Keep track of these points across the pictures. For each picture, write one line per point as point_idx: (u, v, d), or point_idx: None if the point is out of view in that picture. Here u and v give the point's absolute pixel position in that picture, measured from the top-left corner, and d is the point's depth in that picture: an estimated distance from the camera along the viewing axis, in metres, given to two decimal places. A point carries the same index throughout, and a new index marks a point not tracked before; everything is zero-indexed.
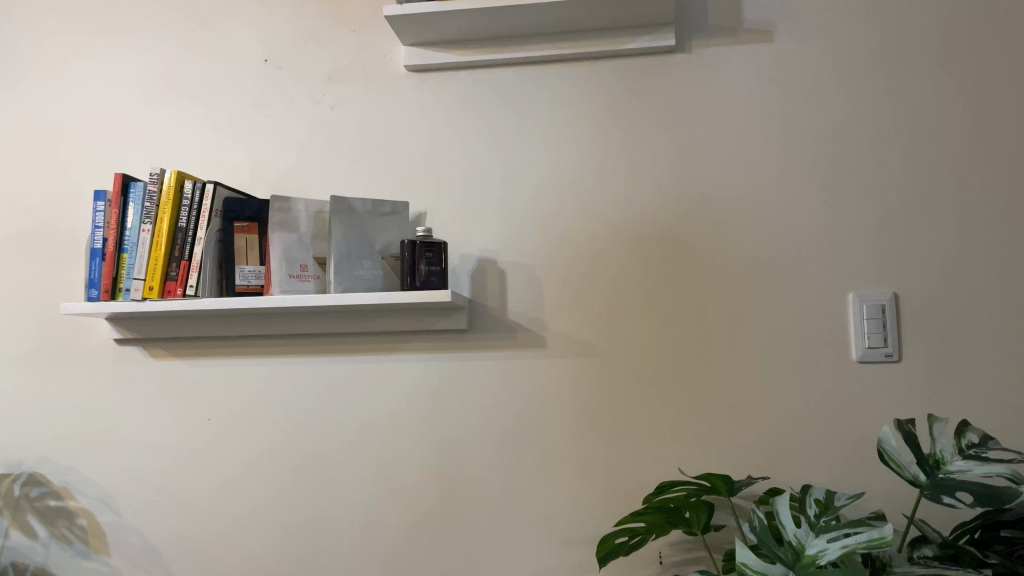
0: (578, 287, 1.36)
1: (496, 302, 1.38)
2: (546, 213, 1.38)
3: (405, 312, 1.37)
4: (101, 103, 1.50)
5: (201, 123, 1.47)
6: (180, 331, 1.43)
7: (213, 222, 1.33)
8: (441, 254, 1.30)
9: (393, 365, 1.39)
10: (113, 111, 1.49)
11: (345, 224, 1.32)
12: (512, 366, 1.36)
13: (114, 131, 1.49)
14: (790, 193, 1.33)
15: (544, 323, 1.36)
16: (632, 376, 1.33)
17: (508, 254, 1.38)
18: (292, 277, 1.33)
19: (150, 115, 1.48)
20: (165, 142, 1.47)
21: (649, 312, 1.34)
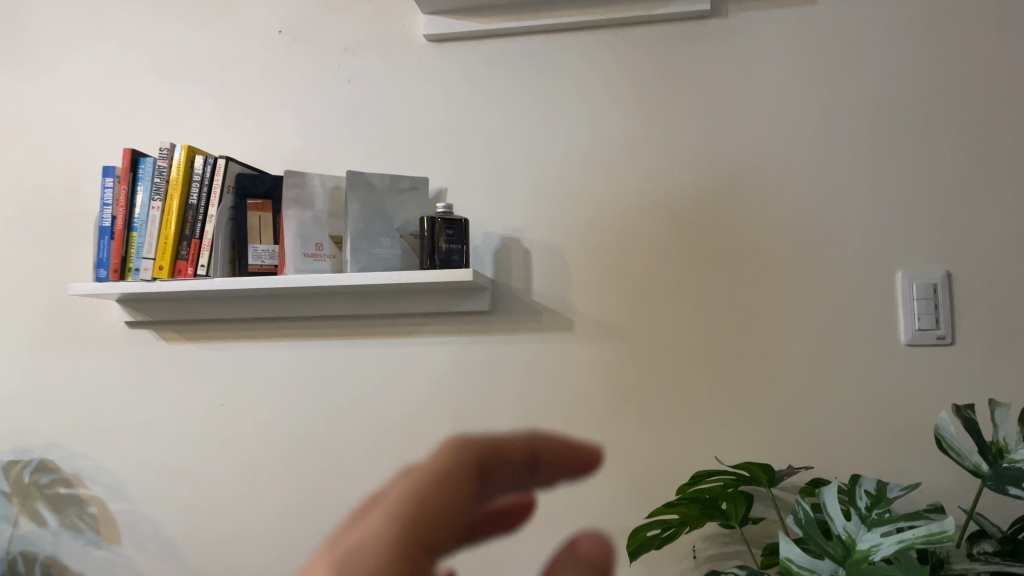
0: (606, 266, 1.29)
1: (520, 283, 1.31)
2: (573, 189, 1.31)
3: (425, 293, 1.31)
4: (112, 78, 1.45)
5: (213, 98, 1.42)
6: (194, 313, 1.38)
7: (225, 199, 1.27)
8: (462, 232, 1.23)
9: (413, 349, 1.33)
10: (123, 86, 1.44)
11: (362, 200, 1.25)
12: (537, 350, 1.29)
13: (125, 107, 1.44)
14: (833, 165, 1.25)
15: (571, 305, 1.29)
16: (663, 359, 1.26)
17: (533, 232, 1.32)
18: (307, 256, 1.27)
19: (161, 90, 1.43)
20: (176, 117, 1.42)
21: (681, 293, 1.27)
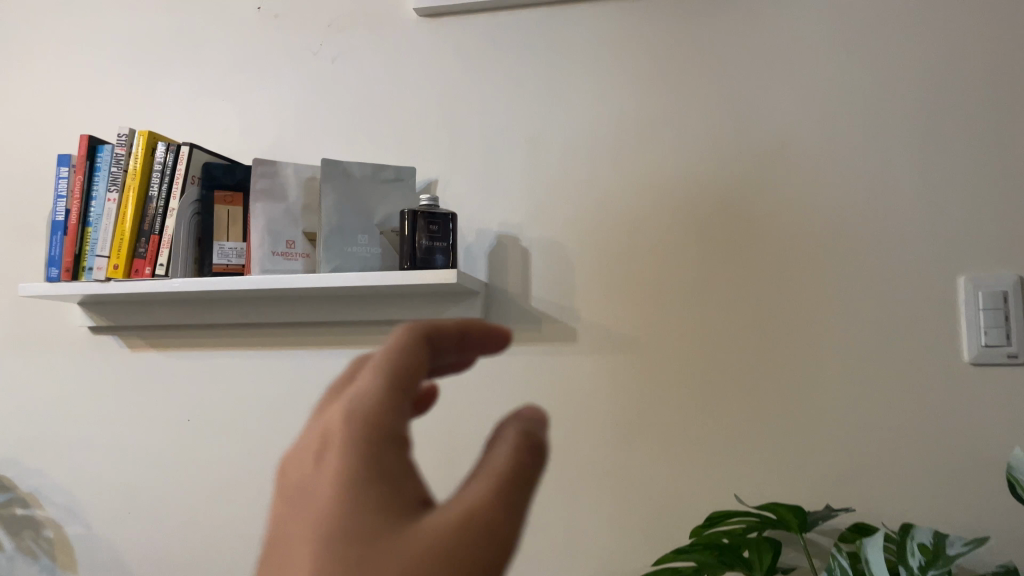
0: (615, 268, 1.13)
1: (517, 287, 1.15)
2: (578, 181, 1.16)
3: (408, 298, 1.16)
4: (81, 62, 1.33)
5: (186, 81, 1.29)
6: (159, 318, 1.25)
7: (188, 190, 1.14)
8: (448, 227, 1.08)
9: None
10: (93, 70, 1.33)
11: (338, 191, 1.11)
12: (535, 365, 1.13)
13: (93, 93, 1.32)
14: (880, 152, 1.07)
15: (575, 314, 1.13)
16: (679, 375, 1.09)
17: (533, 229, 1.16)
18: (276, 254, 1.13)
19: (133, 74, 1.32)
20: (148, 103, 1.30)
21: (701, 299, 1.09)
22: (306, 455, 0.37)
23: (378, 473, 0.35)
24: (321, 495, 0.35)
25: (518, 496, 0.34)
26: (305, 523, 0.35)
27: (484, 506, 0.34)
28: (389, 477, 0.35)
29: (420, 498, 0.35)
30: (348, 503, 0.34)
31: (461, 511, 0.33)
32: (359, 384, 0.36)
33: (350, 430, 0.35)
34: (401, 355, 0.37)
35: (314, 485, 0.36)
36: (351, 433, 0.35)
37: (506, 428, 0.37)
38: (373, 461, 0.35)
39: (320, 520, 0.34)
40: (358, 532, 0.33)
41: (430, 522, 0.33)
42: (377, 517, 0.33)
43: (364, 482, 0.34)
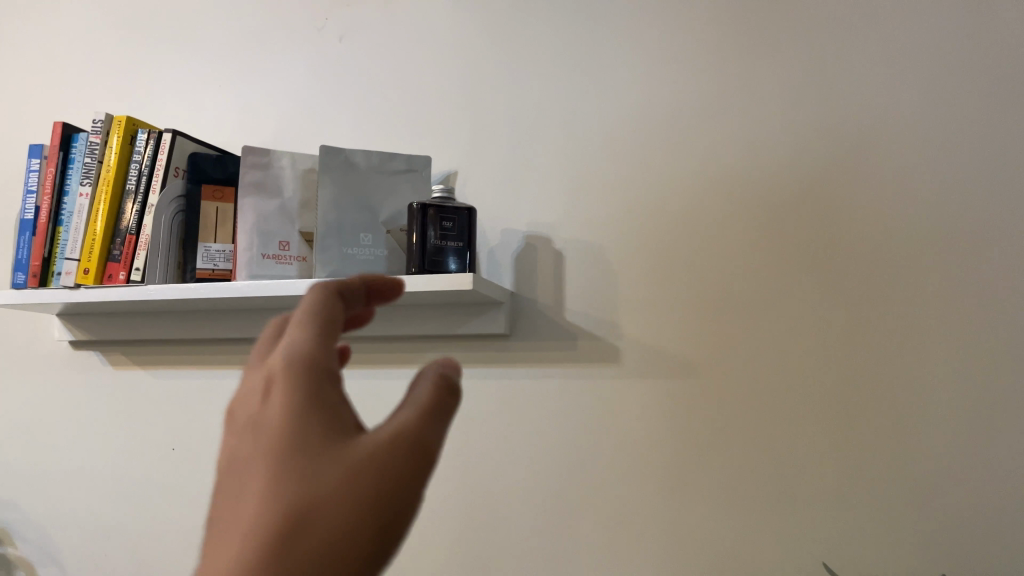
0: (666, 275, 0.94)
1: (548, 297, 0.97)
2: (622, 171, 0.97)
3: (420, 310, 0.98)
4: (75, 50, 1.21)
5: (184, 67, 1.16)
6: (142, 332, 1.10)
7: (170, 184, 0.99)
8: (465, 224, 0.90)
9: (406, 383, 1.00)
10: (88, 59, 1.21)
11: (338, 183, 0.95)
12: (570, 391, 0.94)
13: (88, 83, 1.20)
14: (998, 128, 0.86)
15: (618, 330, 0.94)
16: (742, 403, 0.89)
17: (567, 229, 0.98)
18: (266, 257, 0.96)
19: (129, 62, 1.19)
20: (144, 93, 1.17)
21: (771, 311, 0.90)
22: (243, 399, 0.35)
23: (318, 408, 0.34)
24: (263, 430, 0.33)
25: (441, 432, 0.35)
26: (246, 458, 0.33)
27: (416, 440, 0.34)
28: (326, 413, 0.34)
29: (355, 428, 0.35)
30: (292, 437, 0.33)
31: (391, 439, 0.33)
32: (296, 326, 0.35)
33: (291, 367, 0.34)
34: (330, 304, 0.37)
35: (254, 423, 0.34)
36: (293, 372, 0.34)
37: (426, 372, 0.37)
38: (315, 395, 0.34)
39: (268, 448, 0.33)
40: (305, 457, 0.32)
41: (367, 449, 0.33)
42: (323, 443, 0.33)
43: (308, 416, 0.33)
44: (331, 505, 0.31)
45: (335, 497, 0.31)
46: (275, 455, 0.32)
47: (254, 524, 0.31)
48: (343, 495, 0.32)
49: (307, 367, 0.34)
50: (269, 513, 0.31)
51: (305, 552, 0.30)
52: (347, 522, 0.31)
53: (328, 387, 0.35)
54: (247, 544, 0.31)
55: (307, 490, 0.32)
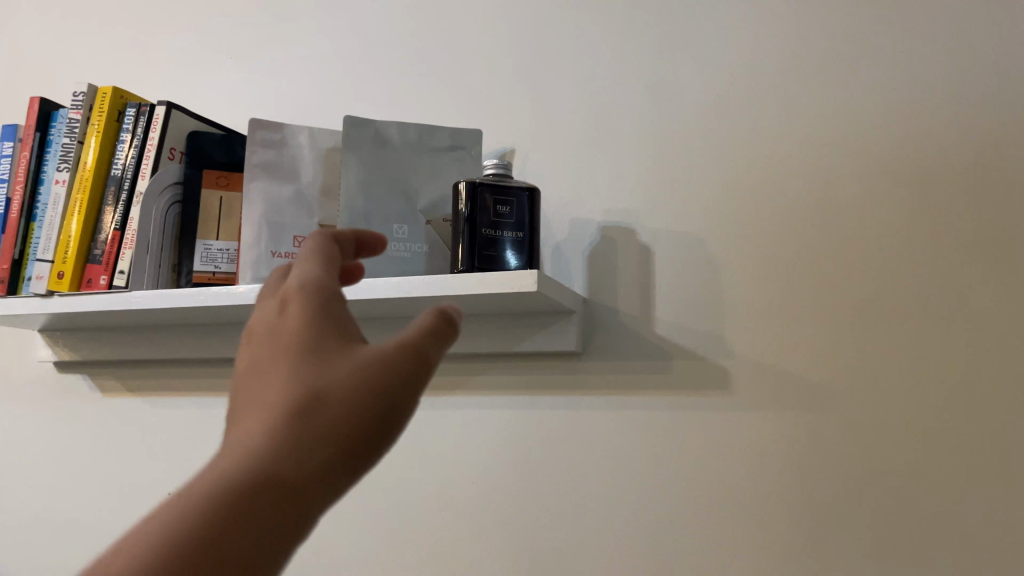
0: (788, 274, 0.72)
1: (633, 304, 0.76)
2: (725, 143, 0.76)
3: (469, 323, 0.79)
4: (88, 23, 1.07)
5: (205, 37, 1.00)
6: (138, 352, 0.91)
7: (163, 167, 0.80)
8: (525, 208, 0.69)
9: (455, 414, 0.80)
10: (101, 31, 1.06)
11: (366, 161, 0.76)
12: (663, 426, 0.73)
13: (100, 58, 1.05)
14: None
15: (725, 346, 0.72)
16: (898, 443, 0.66)
17: (656, 217, 0.77)
18: (275, 255, 0.77)
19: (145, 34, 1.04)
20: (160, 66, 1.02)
21: (934, 318, 0.67)
22: (258, 320, 0.39)
23: (323, 323, 0.37)
24: (275, 342, 0.37)
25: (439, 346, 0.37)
26: (261, 366, 0.37)
27: (409, 347, 0.36)
28: (332, 325, 0.37)
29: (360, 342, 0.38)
30: (303, 344, 0.36)
31: (388, 346, 0.36)
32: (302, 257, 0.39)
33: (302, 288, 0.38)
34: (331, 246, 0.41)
35: (270, 332, 0.38)
36: (302, 292, 0.38)
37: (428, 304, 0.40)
38: (322, 309, 0.37)
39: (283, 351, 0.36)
40: (316, 356, 0.36)
41: (365, 352, 0.36)
42: (329, 346, 0.36)
43: (315, 326, 0.37)
44: (332, 393, 0.34)
45: (333, 388, 0.34)
46: (288, 356, 0.36)
47: (265, 412, 0.34)
48: (343, 384, 0.35)
49: (314, 290, 0.38)
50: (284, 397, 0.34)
51: (305, 431, 0.33)
52: (347, 408, 0.34)
53: (334, 307, 0.38)
54: (258, 426, 0.34)
55: (310, 383, 0.35)
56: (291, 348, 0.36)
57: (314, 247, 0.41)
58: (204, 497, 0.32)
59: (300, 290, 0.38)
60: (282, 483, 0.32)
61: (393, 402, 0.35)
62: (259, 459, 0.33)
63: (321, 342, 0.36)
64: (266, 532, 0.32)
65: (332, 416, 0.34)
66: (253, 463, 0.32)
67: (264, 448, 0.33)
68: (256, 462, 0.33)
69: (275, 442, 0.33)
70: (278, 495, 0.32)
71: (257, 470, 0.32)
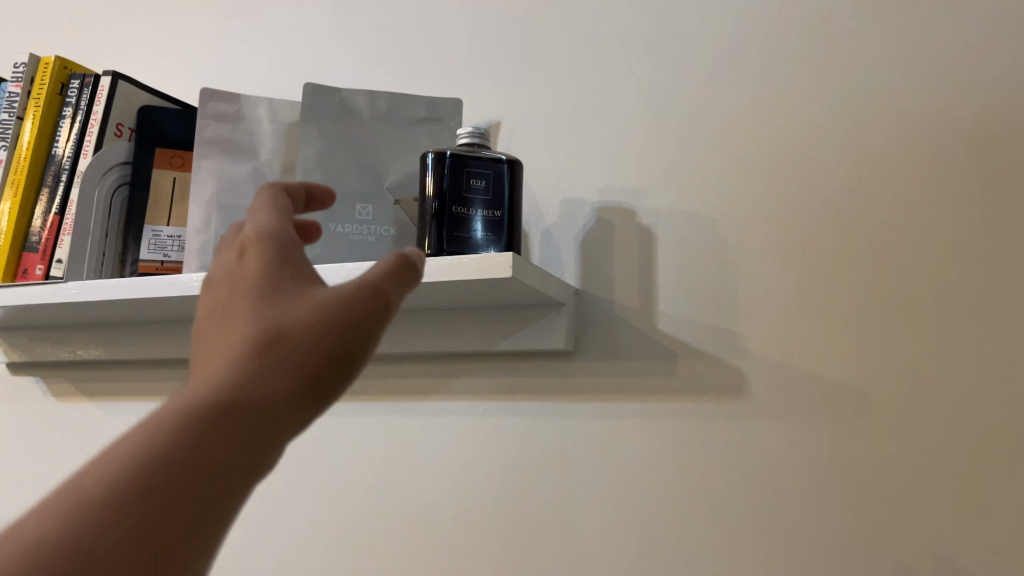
0: (810, 258, 0.61)
1: (631, 296, 0.66)
2: (740, 111, 0.66)
3: (446, 316, 0.69)
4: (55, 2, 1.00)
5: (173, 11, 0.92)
6: (91, 353, 0.83)
7: (108, 143, 0.72)
8: (503, 182, 0.60)
9: (431, 423, 0.70)
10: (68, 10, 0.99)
11: (326, 133, 0.67)
12: (665, 437, 0.63)
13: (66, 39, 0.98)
14: None
15: (739, 343, 0.62)
16: (943, 458, 0.55)
17: (657, 196, 0.67)
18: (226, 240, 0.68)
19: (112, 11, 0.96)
20: (125, 45, 0.94)
21: (984, 309, 0.56)
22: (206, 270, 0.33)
23: (284, 264, 0.32)
24: (229, 285, 0.31)
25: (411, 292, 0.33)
26: (216, 312, 0.31)
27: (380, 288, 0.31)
28: (292, 266, 0.32)
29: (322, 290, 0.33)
30: (263, 285, 0.31)
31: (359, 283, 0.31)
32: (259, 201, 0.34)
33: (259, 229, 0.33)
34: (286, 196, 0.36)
35: (223, 276, 0.32)
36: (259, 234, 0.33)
37: None
38: (283, 251, 0.32)
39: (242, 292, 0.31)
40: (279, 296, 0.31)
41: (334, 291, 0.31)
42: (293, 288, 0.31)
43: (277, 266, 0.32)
44: (295, 329, 0.29)
45: (298, 321, 0.29)
46: (243, 293, 0.30)
47: (220, 355, 0.29)
48: (309, 318, 0.29)
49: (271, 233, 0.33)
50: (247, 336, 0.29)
51: (271, 369, 0.28)
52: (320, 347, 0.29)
53: (293, 250, 0.33)
54: (212, 366, 0.28)
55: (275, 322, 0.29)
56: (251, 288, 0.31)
57: (269, 195, 0.35)
58: (149, 441, 0.26)
59: (256, 230, 0.33)
60: (245, 424, 0.27)
61: (367, 342, 0.30)
62: (215, 398, 0.27)
63: (281, 280, 0.31)
64: (225, 480, 0.26)
65: (300, 350, 0.29)
66: (218, 406, 0.27)
67: (222, 386, 0.27)
68: (214, 398, 0.27)
69: (235, 381, 0.28)
70: (240, 437, 0.27)
71: (211, 406, 0.27)
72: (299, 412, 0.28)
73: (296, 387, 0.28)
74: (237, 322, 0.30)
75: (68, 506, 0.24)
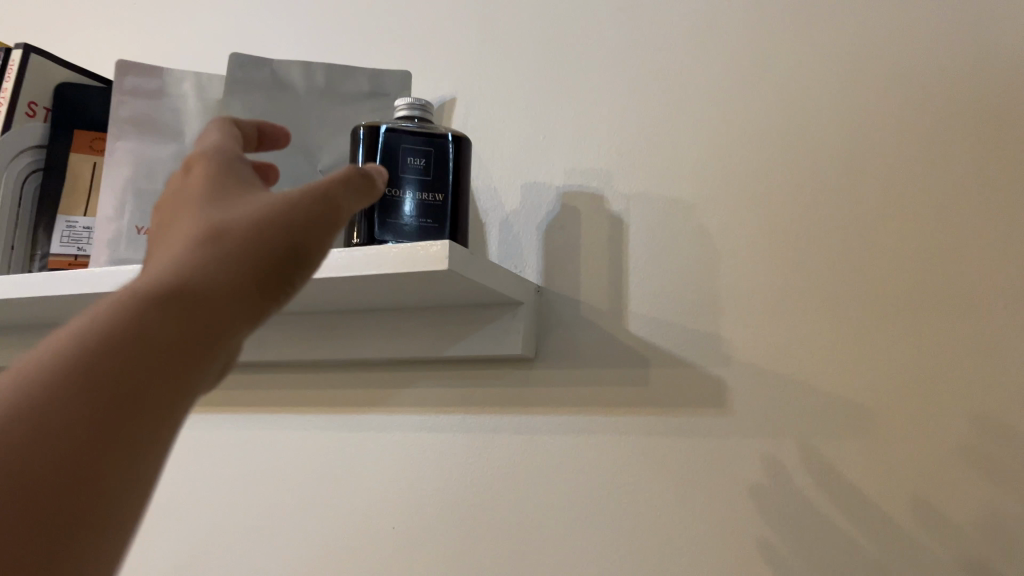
0: (801, 248, 0.53)
1: (597, 294, 0.57)
2: (724, 82, 0.58)
3: (390, 317, 0.60)
4: None
5: None
6: (7, 360, 0.74)
7: (16, 123, 0.64)
8: (445, 158, 0.52)
9: (372, 439, 0.62)
10: None
11: (254, 110, 0.59)
12: (635, 455, 0.54)
13: None
14: None
15: (721, 347, 0.53)
16: (958, 482, 0.47)
17: (628, 177, 0.59)
18: (140, 230, 0.60)
19: None
20: (53, 22, 0.86)
21: (1003, 305, 0.48)
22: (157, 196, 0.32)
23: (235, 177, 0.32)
24: (182, 196, 0.31)
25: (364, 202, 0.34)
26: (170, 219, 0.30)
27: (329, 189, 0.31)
28: (235, 180, 0.32)
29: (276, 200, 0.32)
30: (217, 190, 0.31)
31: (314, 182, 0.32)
32: (207, 132, 0.34)
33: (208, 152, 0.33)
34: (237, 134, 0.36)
35: (175, 192, 0.31)
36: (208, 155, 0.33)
37: None
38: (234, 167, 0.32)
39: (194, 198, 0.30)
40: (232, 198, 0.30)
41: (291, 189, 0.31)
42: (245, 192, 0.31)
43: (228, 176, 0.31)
44: (238, 222, 0.28)
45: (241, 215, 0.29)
46: (195, 199, 0.30)
47: (175, 242, 0.28)
48: (254, 212, 0.29)
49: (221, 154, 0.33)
50: (201, 222, 0.28)
51: (227, 243, 0.27)
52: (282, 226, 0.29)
53: (239, 167, 0.33)
54: (156, 265, 0.27)
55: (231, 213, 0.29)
56: (205, 192, 0.30)
57: (219, 129, 0.35)
58: (85, 331, 0.23)
59: (199, 153, 0.33)
60: (190, 310, 0.25)
61: (318, 236, 0.29)
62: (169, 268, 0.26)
63: (221, 190, 0.31)
64: (179, 358, 0.24)
65: (243, 239, 0.28)
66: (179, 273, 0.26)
67: (179, 261, 0.26)
68: (158, 284, 0.25)
69: (189, 255, 0.27)
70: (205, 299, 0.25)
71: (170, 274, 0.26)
72: (250, 298, 0.27)
73: (244, 271, 0.27)
74: (183, 225, 0.29)
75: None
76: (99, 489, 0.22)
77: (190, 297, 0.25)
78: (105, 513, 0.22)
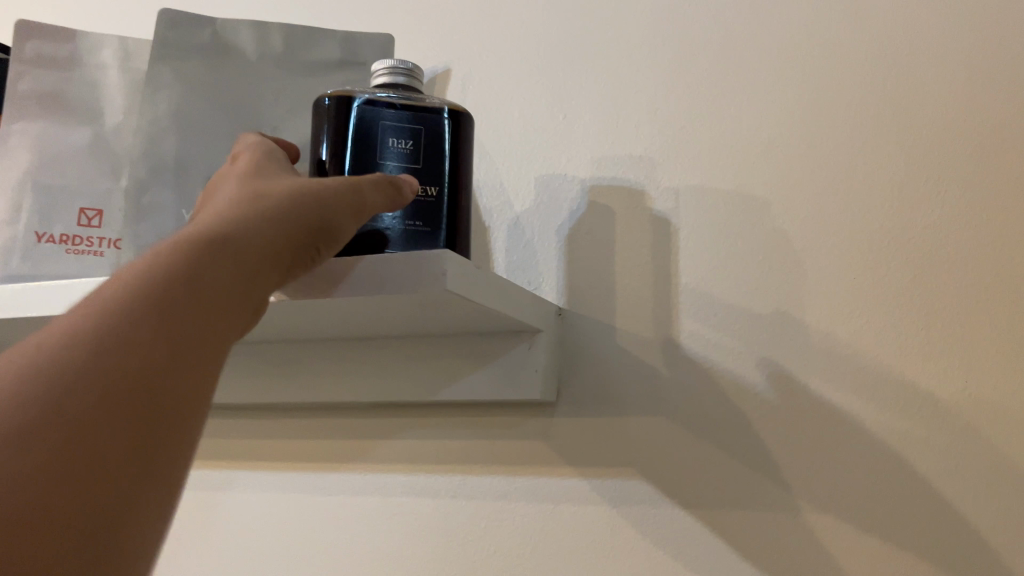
0: (906, 260, 0.41)
1: (633, 317, 0.44)
2: (797, 43, 0.45)
3: (371, 349, 0.47)
4: None
5: None
6: None
7: None
8: (442, 142, 0.39)
9: (347, 503, 0.48)
10: None
11: (189, 81, 0.46)
12: (691, 531, 0.41)
13: None
14: None
15: (800, 389, 0.41)
16: None
17: (671, 168, 0.46)
18: (37, 237, 0.46)
19: None
20: None
21: None
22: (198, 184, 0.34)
23: (272, 159, 0.33)
24: (223, 173, 0.32)
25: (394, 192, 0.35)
26: (210, 193, 0.32)
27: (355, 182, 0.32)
28: (272, 163, 0.33)
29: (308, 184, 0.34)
30: (256, 167, 0.32)
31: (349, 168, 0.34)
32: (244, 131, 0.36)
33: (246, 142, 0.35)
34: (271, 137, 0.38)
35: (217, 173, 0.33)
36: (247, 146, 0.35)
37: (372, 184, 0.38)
38: (272, 153, 0.34)
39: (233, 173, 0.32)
40: (268, 172, 0.32)
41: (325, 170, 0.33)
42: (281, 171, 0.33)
43: (267, 159, 0.33)
44: (276, 190, 0.30)
45: (273, 187, 0.30)
46: (237, 172, 0.32)
47: (218, 203, 0.29)
48: (285, 185, 0.30)
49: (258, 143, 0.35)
50: (242, 188, 0.30)
51: (269, 202, 0.29)
52: (320, 193, 0.30)
53: (277, 156, 0.34)
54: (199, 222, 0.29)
55: (272, 182, 0.31)
56: (242, 169, 0.32)
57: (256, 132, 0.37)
58: (141, 270, 0.25)
59: (242, 145, 0.35)
60: (233, 259, 0.27)
61: (344, 213, 0.31)
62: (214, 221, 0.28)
63: (256, 170, 0.32)
64: (225, 300, 0.26)
65: (275, 206, 0.29)
66: (225, 224, 0.27)
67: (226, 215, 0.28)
68: (204, 234, 0.27)
69: (234, 211, 0.28)
70: (250, 251, 0.27)
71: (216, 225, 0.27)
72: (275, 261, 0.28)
73: (275, 234, 0.28)
74: (223, 192, 0.30)
75: (28, 360, 0.22)
76: (160, 416, 0.23)
77: (226, 249, 0.26)
78: (158, 432, 0.22)
